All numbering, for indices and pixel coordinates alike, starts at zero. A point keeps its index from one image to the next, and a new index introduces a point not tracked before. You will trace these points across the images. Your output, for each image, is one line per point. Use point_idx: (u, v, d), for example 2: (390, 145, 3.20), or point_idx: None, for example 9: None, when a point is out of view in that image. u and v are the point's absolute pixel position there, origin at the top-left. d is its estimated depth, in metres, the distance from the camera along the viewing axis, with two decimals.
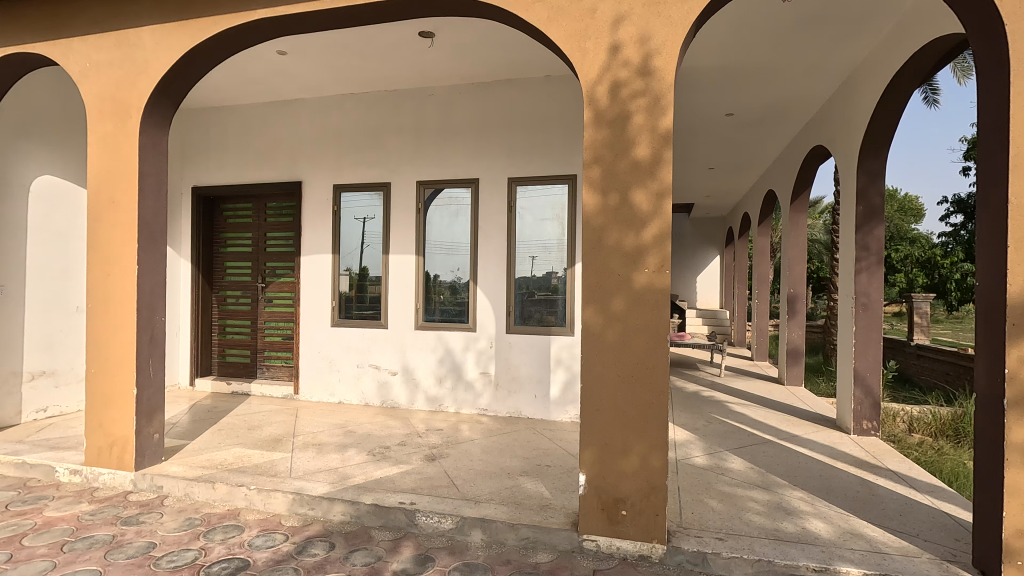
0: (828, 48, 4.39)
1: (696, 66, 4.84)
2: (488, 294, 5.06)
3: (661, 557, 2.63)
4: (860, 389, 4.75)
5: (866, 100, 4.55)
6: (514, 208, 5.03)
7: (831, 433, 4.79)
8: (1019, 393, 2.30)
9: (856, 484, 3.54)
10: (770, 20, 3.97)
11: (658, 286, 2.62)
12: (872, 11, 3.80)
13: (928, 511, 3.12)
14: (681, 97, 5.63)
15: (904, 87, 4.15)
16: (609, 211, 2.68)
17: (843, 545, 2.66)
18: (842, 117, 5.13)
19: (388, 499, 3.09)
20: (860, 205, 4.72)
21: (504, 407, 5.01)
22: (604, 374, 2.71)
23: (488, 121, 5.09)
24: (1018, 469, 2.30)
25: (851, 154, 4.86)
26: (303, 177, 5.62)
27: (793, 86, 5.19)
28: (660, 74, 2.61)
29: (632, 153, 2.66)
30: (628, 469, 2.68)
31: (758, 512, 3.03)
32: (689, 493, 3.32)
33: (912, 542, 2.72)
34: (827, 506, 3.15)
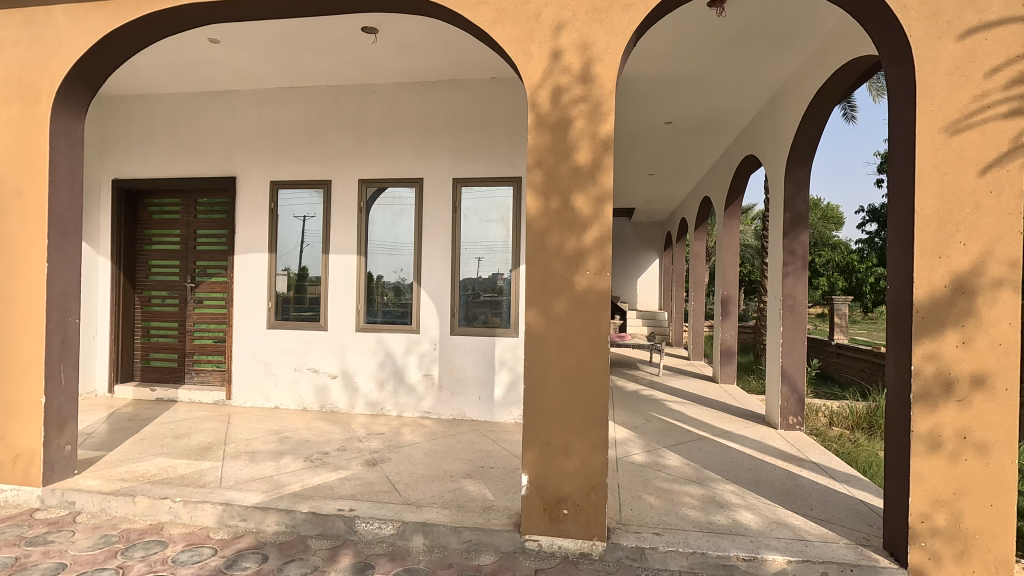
0: (759, 62, 4.63)
1: (636, 74, 4.99)
2: (432, 296, 5.01)
3: (601, 554, 2.68)
4: (787, 386, 5.03)
5: (792, 114, 4.84)
6: (460, 208, 5.01)
7: (760, 429, 5.06)
8: (924, 387, 2.50)
9: (783, 476, 3.75)
10: (706, 34, 4.16)
11: (598, 289, 2.67)
12: (797, 29, 4.04)
13: (846, 499, 3.34)
14: (622, 104, 5.78)
15: (826, 104, 4.44)
16: (552, 214, 2.71)
17: (770, 534, 2.81)
18: (771, 128, 5.42)
19: (326, 506, 2.99)
20: (787, 213, 5.00)
21: (448, 409, 4.98)
22: (547, 375, 2.74)
23: (433, 122, 5.04)
24: (922, 458, 2.50)
25: (779, 163, 5.14)
26: (237, 172, 5.36)
27: (727, 97, 5.44)
28: (600, 81, 2.67)
29: (573, 158, 2.70)
30: (569, 469, 2.71)
31: (692, 507, 3.15)
32: (628, 490, 3.41)
33: (830, 529, 2.90)
34: (756, 498, 3.32)
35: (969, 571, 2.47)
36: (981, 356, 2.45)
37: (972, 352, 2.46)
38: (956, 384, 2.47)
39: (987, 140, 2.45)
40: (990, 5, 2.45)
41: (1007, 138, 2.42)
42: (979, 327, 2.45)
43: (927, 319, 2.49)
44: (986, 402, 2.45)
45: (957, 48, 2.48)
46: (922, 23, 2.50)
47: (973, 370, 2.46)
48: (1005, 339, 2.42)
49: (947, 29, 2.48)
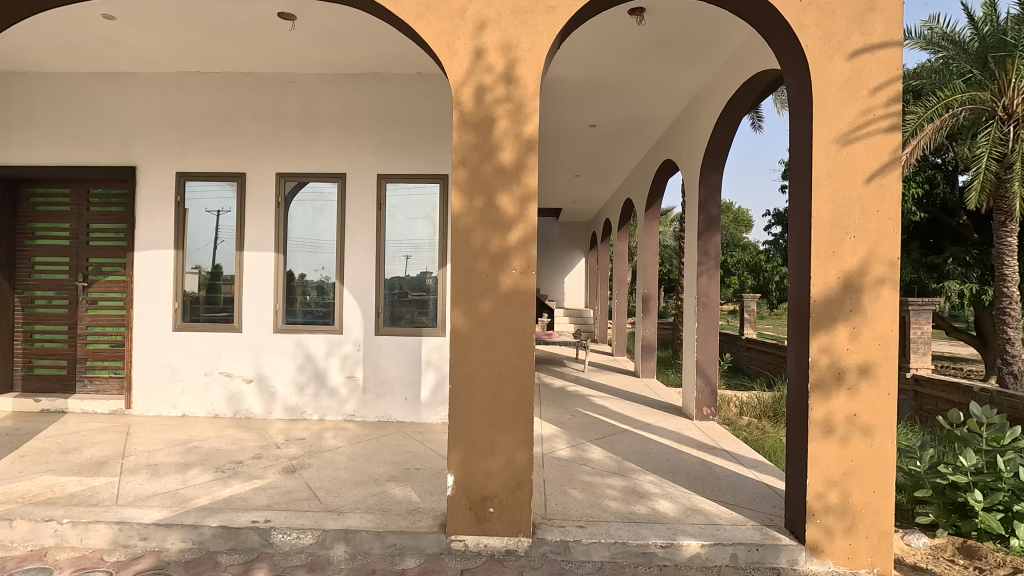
0: (676, 70, 4.84)
1: (561, 77, 5.08)
2: (356, 295, 4.85)
3: (527, 550, 2.71)
4: (701, 379, 5.31)
5: (706, 122, 5.11)
6: (385, 206, 4.89)
7: (677, 420, 5.31)
8: (819, 376, 2.72)
9: (697, 465, 3.96)
10: (626, 41, 4.30)
11: (523, 288, 2.70)
12: (711, 41, 4.27)
13: (753, 484, 3.58)
14: (548, 106, 5.86)
15: (736, 114, 4.72)
16: (476, 212, 2.70)
17: (685, 521, 2.95)
18: (687, 135, 5.70)
19: (239, 519, 2.82)
20: (701, 215, 5.29)
21: (373, 412, 4.85)
22: (472, 374, 2.72)
23: (356, 115, 4.88)
24: (818, 442, 2.72)
25: (694, 168, 5.42)
26: (137, 162, 4.94)
27: (648, 103, 5.66)
28: (523, 82, 2.69)
29: (497, 158, 2.70)
30: (495, 467, 2.72)
31: (614, 498, 3.25)
32: (553, 484, 3.47)
33: (739, 513, 3.10)
34: (673, 487, 3.47)
35: (857, 543, 2.71)
36: (867, 347, 2.70)
37: (859, 343, 2.70)
38: (846, 373, 2.71)
39: (873, 152, 2.69)
40: (874, 30, 2.70)
41: (888, 150, 2.68)
42: (866, 321, 2.70)
43: (821, 315, 2.71)
44: (870, 388, 2.70)
45: (846, 67, 2.71)
46: (817, 42, 2.72)
47: (860, 360, 2.70)
48: (887, 332, 2.68)
49: (838, 48, 2.71)
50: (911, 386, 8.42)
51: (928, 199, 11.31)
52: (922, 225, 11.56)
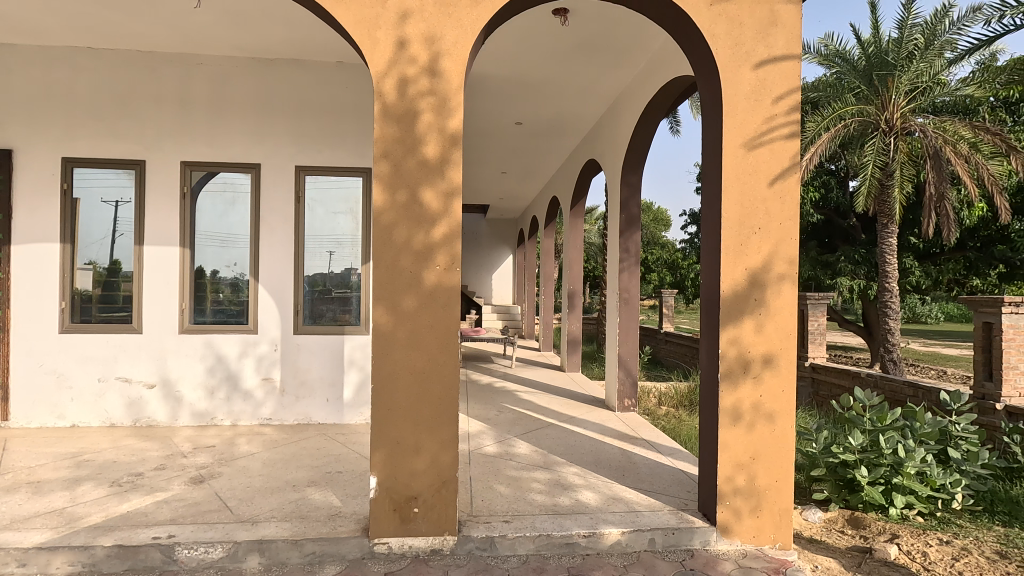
0: (598, 72, 4.97)
1: (485, 73, 5.06)
2: (272, 292, 4.60)
3: (452, 549, 2.69)
4: (623, 371, 5.50)
5: (627, 124, 5.28)
6: (304, 199, 4.67)
7: (600, 412, 5.48)
8: (728, 367, 2.89)
9: (618, 454, 4.11)
10: (551, 40, 4.35)
11: (448, 284, 2.67)
12: (631, 45, 4.42)
13: (670, 470, 3.76)
14: (474, 101, 5.84)
15: (655, 117, 4.91)
16: (399, 207, 2.64)
17: (606, 509, 3.05)
18: (609, 136, 5.87)
19: (138, 536, 2.59)
20: (623, 214, 5.48)
21: (291, 414, 4.64)
22: (395, 372, 2.66)
23: (272, 103, 4.62)
24: (727, 429, 2.89)
25: (616, 167, 5.60)
26: (14, 145, 4.40)
27: (572, 103, 5.78)
28: (447, 75, 2.66)
29: (420, 151, 2.65)
30: (419, 467, 2.68)
31: (539, 492, 3.30)
32: (479, 481, 3.47)
33: (656, 499, 3.25)
34: (596, 477, 3.58)
35: (761, 521, 2.91)
36: (769, 339, 2.90)
37: (763, 336, 2.90)
38: (751, 363, 2.90)
39: (775, 157, 2.89)
40: (776, 43, 2.90)
41: (788, 156, 2.89)
42: (768, 315, 2.90)
43: (730, 309, 2.88)
44: (773, 377, 2.90)
45: (752, 76, 2.89)
46: (727, 51, 2.88)
47: (763, 351, 2.90)
48: (787, 325, 2.89)
49: (745, 58, 2.89)
50: (809, 374, 9.18)
51: (824, 203, 12.24)
52: (819, 227, 12.63)
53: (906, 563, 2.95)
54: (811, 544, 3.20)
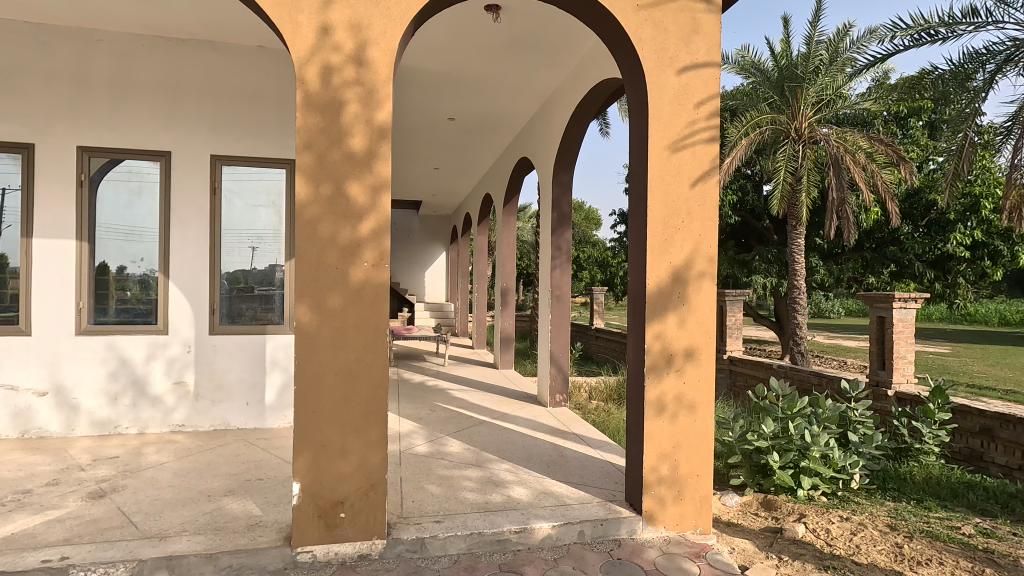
0: (530, 70, 5.00)
1: (415, 66, 4.96)
2: (185, 289, 4.29)
3: (381, 553, 2.62)
4: (554, 367, 5.59)
5: (558, 123, 5.36)
6: (221, 191, 4.39)
7: (533, 408, 5.53)
8: (653, 361, 3.00)
9: (550, 449, 4.16)
10: (482, 36, 4.33)
11: (375, 281, 2.59)
12: (562, 45, 4.47)
13: (598, 463, 3.86)
14: (405, 95, 5.71)
15: (584, 118, 5.00)
16: (323, 201, 2.53)
17: (537, 504, 3.08)
18: (541, 134, 5.93)
19: (24, 561, 2.34)
20: (555, 212, 5.56)
21: (207, 420, 4.35)
22: (320, 373, 2.55)
23: (184, 86, 4.31)
24: (652, 420, 3.00)
25: (548, 166, 5.67)
26: None
27: (504, 101, 5.78)
28: (375, 66, 2.57)
29: (346, 143, 2.55)
30: (346, 470, 2.59)
31: (471, 489, 3.28)
32: (410, 481, 3.40)
33: (585, 491, 3.32)
34: (527, 472, 3.61)
35: (684, 508, 3.05)
36: (691, 333, 3.03)
37: (685, 330, 3.03)
38: (674, 357, 3.02)
39: (696, 159, 3.02)
40: (698, 50, 3.03)
41: (708, 159, 3.02)
42: (690, 310, 3.03)
43: (654, 305, 2.99)
44: (694, 370, 3.04)
45: (676, 81, 3.01)
46: (652, 55, 2.97)
47: (685, 345, 3.03)
48: (707, 319, 3.04)
49: (669, 63, 2.99)
50: (727, 366, 9.73)
51: (740, 205, 13.02)
52: (737, 228, 13.39)
53: (811, 540, 3.18)
54: (728, 527, 3.39)
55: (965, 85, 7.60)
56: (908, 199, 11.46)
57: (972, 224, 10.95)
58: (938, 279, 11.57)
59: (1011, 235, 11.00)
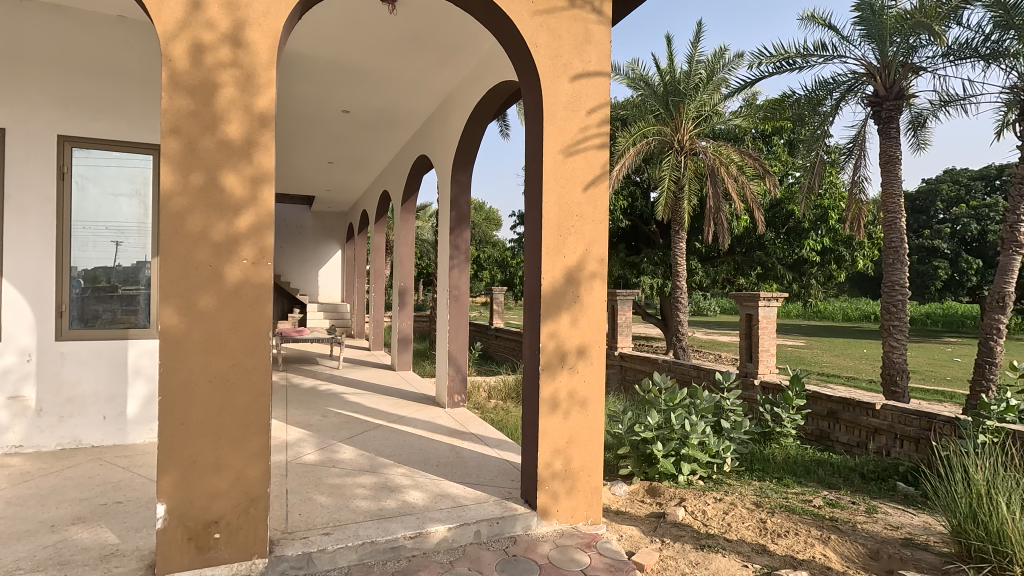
0: (428, 67, 4.92)
1: (304, 53, 4.68)
2: (22, 289, 3.68)
3: (262, 572, 2.43)
4: (453, 367, 5.56)
5: (456, 122, 5.33)
6: (71, 176, 3.85)
7: (430, 409, 5.46)
8: (548, 359, 3.07)
9: (448, 450, 4.13)
10: (377, 26, 4.18)
11: (254, 281, 2.41)
12: (460, 44, 4.45)
13: (496, 461, 3.89)
14: (294, 83, 5.38)
15: (482, 119, 5.01)
16: (193, 192, 2.30)
17: (433, 508, 3.03)
18: (439, 132, 5.87)
19: None
20: (453, 211, 5.53)
21: (52, 439, 3.79)
22: (191, 381, 2.32)
23: (22, 53, 3.72)
24: (546, 417, 3.07)
25: (446, 164, 5.61)
26: None
27: (401, 96, 5.64)
28: (254, 48, 2.39)
29: (220, 130, 2.34)
30: (221, 486, 2.37)
31: (364, 497, 3.16)
32: (297, 493, 3.20)
33: (482, 491, 3.33)
34: (423, 476, 3.54)
35: (576, 501, 3.15)
36: (583, 332, 3.14)
37: (577, 329, 3.13)
38: (567, 355, 3.11)
39: (588, 164, 3.14)
40: (590, 59, 3.15)
41: (599, 164, 3.16)
42: (582, 310, 3.14)
43: (549, 305, 3.06)
44: (586, 367, 3.15)
45: (569, 87, 3.10)
46: (547, 61, 3.04)
47: (578, 343, 3.13)
48: (597, 319, 3.16)
49: (563, 70, 3.08)
50: (618, 361, 10.26)
51: (631, 210, 13.79)
52: (627, 231, 14.16)
53: (690, 521, 3.43)
54: (617, 515, 3.55)
55: (816, 109, 8.62)
56: (773, 208, 12.79)
57: (822, 232, 12.45)
58: (796, 280, 13.03)
59: (852, 243, 12.68)
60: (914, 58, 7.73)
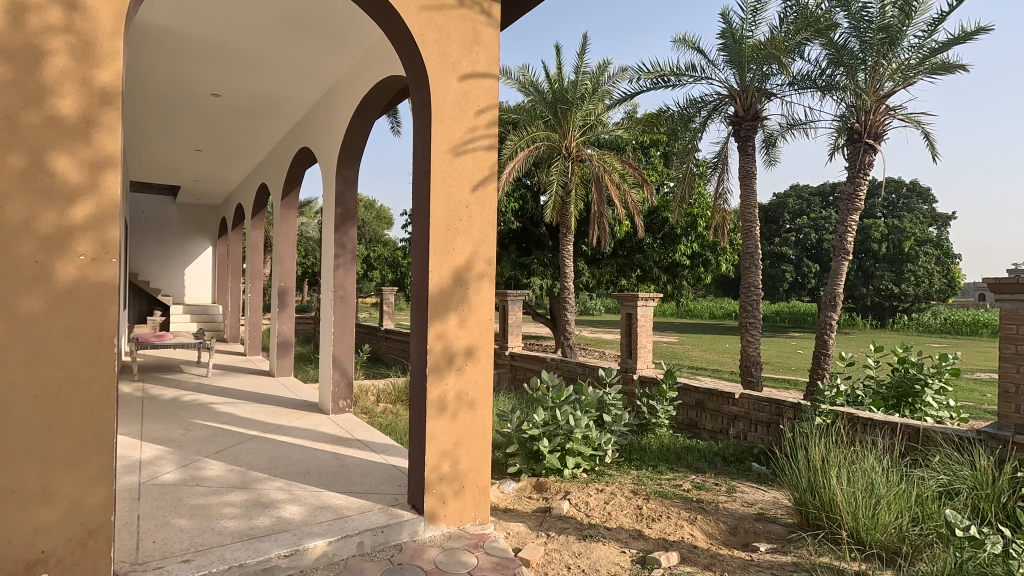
0: (310, 55, 4.65)
1: (164, 26, 4.22)
2: None
3: None
4: (338, 372, 5.30)
5: (341, 115, 5.09)
6: None
7: (312, 417, 5.16)
8: (436, 360, 3.02)
9: (330, 459, 3.92)
10: (250, 6, 3.87)
11: (93, 280, 2.10)
12: (344, 34, 4.26)
13: (382, 467, 3.77)
14: (152, 59, 4.83)
15: (369, 113, 4.83)
16: (12, 174, 1.96)
17: (312, 522, 2.86)
18: (323, 125, 5.57)
19: None
20: (338, 208, 5.25)
21: None
22: (11, 397, 1.98)
23: None
24: (433, 420, 3.02)
25: (331, 159, 5.34)
26: None
27: (280, 83, 5.28)
28: (94, 14, 2.09)
29: (49, 105, 2.01)
30: (50, 518, 2.03)
31: (232, 517, 2.89)
32: (152, 517, 2.86)
33: (367, 499, 3.20)
34: (301, 488, 3.32)
35: (464, 503, 3.13)
36: (471, 332, 3.13)
37: (465, 329, 3.12)
38: (455, 356, 3.08)
39: (476, 165, 3.14)
40: (479, 60, 3.15)
41: (487, 166, 3.17)
42: (470, 310, 3.13)
43: (436, 306, 3.01)
44: (474, 368, 3.14)
45: (457, 86, 3.08)
46: (435, 58, 2.99)
47: (465, 344, 3.11)
48: (485, 319, 3.17)
49: (450, 69, 3.05)
50: (508, 361, 10.43)
51: (521, 212, 14.10)
52: (518, 233, 14.46)
53: (574, 513, 3.56)
54: (505, 513, 3.59)
55: (687, 125, 9.39)
56: (651, 215, 13.73)
57: (692, 238, 13.61)
58: (670, 282, 14.10)
59: (717, 248, 13.99)
60: (766, 84, 8.71)
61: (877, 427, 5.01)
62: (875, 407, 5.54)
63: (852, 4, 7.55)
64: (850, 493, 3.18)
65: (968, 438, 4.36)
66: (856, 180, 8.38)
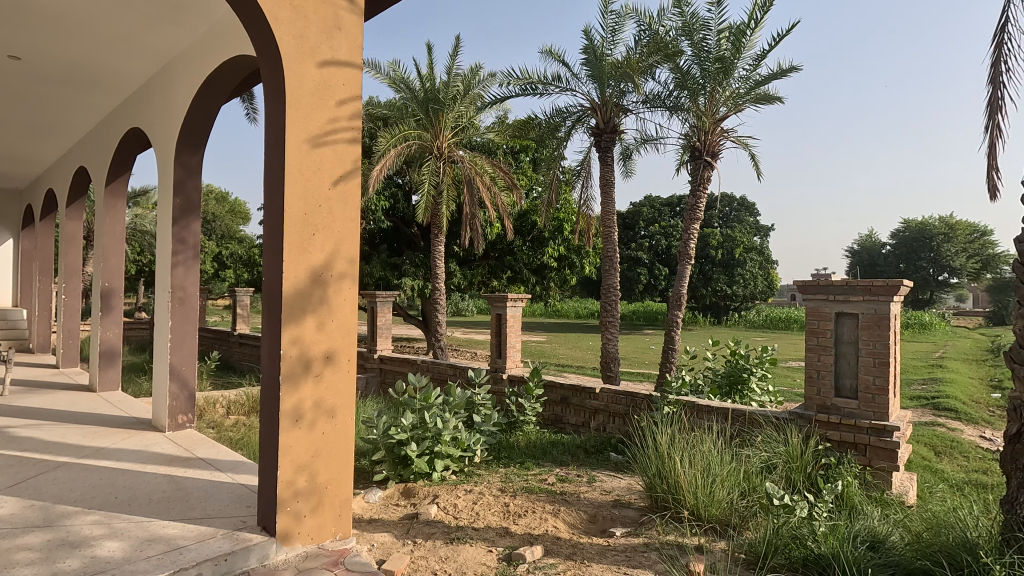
0: (142, 24, 4.08)
1: None
2: None
3: None
4: (176, 383, 4.71)
5: (180, 94, 4.53)
6: None
7: (144, 436, 4.52)
8: (290, 367, 2.78)
9: (164, 483, 3.45)
10: None
11: None
12: (185, 4, 3.80)
13: (228, 487, 3.40)
14: None
15: (215, 96, 4.36)
16: None
17: (137, 557, 2.48)
18: (158, 103, 4.92)
19: None
20: (177, 198, 4.64)
21: None
22: None
23: None
24: (287, 432, 2.78)
25: (168, 142, 4.72)
26: None
27: (102, 52, 4.55)
28: None
29: None
30: None
31: (29, 563, 2.41)
32: None
33: (207, 525, 2.86)
34: (125, 520, 2.88)
35: (322, 519, 2.93)
36: (330, 335, 2.94)
37: (324, 333, 2.91)
38: (312, 362, 2.87)
39: (338, 157, 2.95)
40: (340, 47, 2.96)
41: (350, 159, 2.99)
42: (329, 312, 2.93)
43: (292, 308, 2.78)
44: (333, 373, 2.95)
45: (316, 74, 2.87)
46: (291, 41, 2.77)
47: (324, 349, 2.91)
48: (346, 322, 2.99)
49: (308, 53, 2.84)
50: (377, 364, 10.06)
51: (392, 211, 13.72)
52: (388, 232, 14.04)
53: (442, 517, 3.51)
54: (370, 524, 3.44)
55: (554, 133, 9.81)
56: (520, 218, 14.12)
57: (559, 241, 14.23)
58: (538, 283, 14.62)
59: (581, 251, 14.79)
60: (624, 100, 9.38)
61: (713, 413, 5.62)
62: (713, 395, 6.19)
63: (694, 35, 8.42)
64: (692, 474, 3.52)
65: (782, 418, 5.05)
66: (697, 193, 9.34)
